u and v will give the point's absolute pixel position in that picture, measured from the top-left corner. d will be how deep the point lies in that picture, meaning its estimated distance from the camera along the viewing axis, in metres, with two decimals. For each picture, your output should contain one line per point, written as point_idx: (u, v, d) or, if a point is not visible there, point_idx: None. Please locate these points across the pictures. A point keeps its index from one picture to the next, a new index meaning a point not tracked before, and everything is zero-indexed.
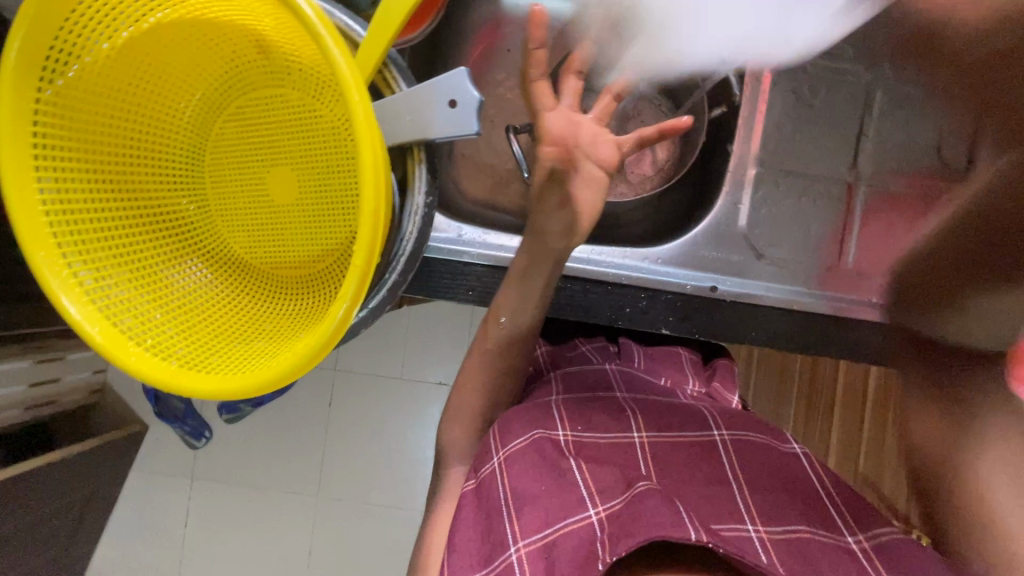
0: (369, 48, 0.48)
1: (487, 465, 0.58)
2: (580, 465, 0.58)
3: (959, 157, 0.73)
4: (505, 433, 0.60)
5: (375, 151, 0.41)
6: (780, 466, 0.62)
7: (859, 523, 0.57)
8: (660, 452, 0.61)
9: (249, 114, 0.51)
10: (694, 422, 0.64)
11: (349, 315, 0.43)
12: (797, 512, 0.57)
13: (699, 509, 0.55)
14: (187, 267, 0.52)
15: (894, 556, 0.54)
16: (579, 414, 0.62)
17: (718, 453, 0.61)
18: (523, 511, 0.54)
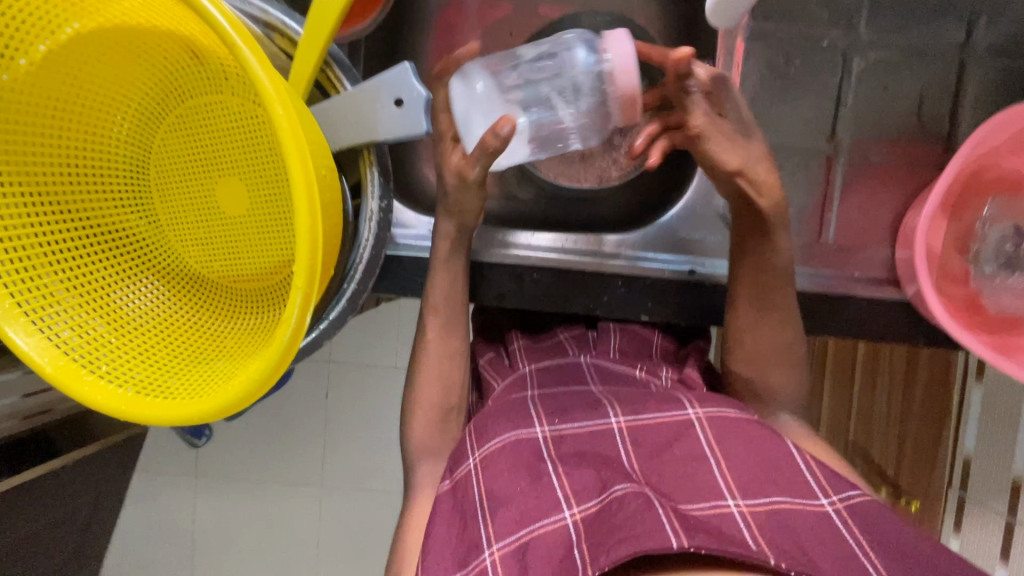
0: (306, 47, 0.44)
1: (463, 466, 0.59)
2: (555, 467, 0.57)
3: (940, 120, 0.71)
4: (481, 431, 0.60)
5: (303, 162, 0.37)
6: (762, 442, 0.57)
7: (832, 485, 0.54)
8: (639, 435, 0.59)
9: (191, 123, 0.49)
10: (667, 402, 0.60)
11: (301, 328, 0.37)
12: (773, 483, 0.54)
13: (674, 493, 0.55)
14: (141, 286, 0.51)
15: (868, 517, 0.52)
16: (555, 408, 0.62)
17: (693, 432, 0.58)
18: (496, 509, 0.54)
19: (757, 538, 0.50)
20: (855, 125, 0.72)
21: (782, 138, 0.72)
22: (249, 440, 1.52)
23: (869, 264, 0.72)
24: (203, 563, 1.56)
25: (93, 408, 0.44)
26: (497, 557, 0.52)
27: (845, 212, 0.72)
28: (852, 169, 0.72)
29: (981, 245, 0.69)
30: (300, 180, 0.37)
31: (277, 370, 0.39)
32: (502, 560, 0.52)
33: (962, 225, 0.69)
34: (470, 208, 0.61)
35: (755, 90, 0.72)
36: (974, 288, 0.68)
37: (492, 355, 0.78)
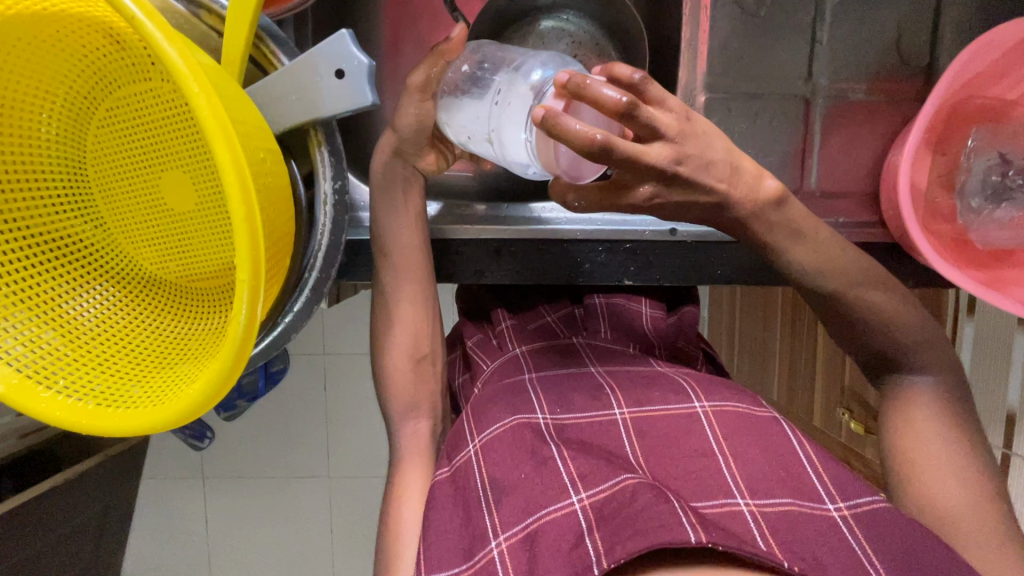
0: (234, 21, 0.41)
1: (462, 453, 0.58)
2: (560, 452, 0.55)
3: (919, 52, 0.68)
4: (480, 417, 0.60)
5: (232, 146, 0.33)
6: (764, 428, 0.56)
7: (841, 491, 0.52)
8: (643, 426, 0.58)
9: (124, 116, 0.46)
10: (673, 394, 0.59)
11: (252, 325, 0.34)
12: (782, 484, 0.52)
13: (683, 491, 0.53)
14: (94, 293, 0.48)
15: (880, 526, 0.50)
16: (557, 397, 0.61)
17: (700, 425, 0.56)
18: (501, 494, 0.53)
19: (768, 538, 0.48)
20: (833, 63, 0.68)
21: (758, 84, 0.69)
22: (252, 440, 1.51)
23: (853, 209, 0.70)
24: (220, 563, 1.57)
25: (54, 425, 0.42)
26: (505, 548, 0.50)
27: (826, 157, 0.70)
28: (832, 111, 0.69)
29: (966, 177, 0.66)
30: (229, 163, 0.32)
31: (235, 368, 0.36)
32: (511, 550, 0.50)
33: (947, 159, 0.67)
34: (408, 127, 0.60)
35: (727, 35, 0.68)
36: (962, 224, 0.66)
37: (481, 338, 0.77)
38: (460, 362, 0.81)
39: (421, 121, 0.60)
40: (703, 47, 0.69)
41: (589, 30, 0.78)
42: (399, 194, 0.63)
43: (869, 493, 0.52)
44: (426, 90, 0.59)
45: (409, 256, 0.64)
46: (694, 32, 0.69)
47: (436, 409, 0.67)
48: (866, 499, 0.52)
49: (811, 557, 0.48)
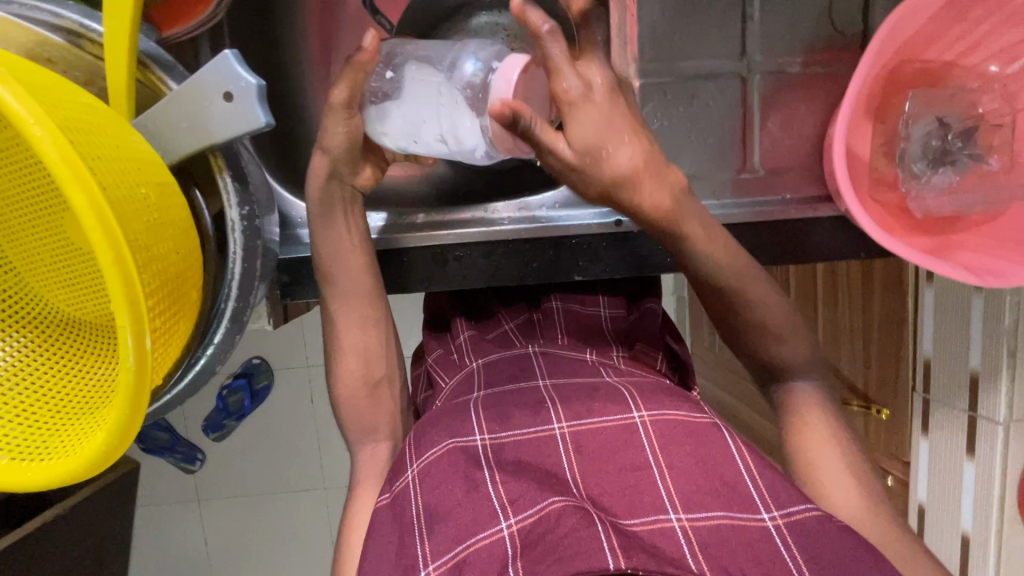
0: (113, 51, 0.39)
1: (401, 479, 0.57)
2: (492, 475, 0.54)
3: (852, 21, 0.67)
4: (420, 440, 0.59)
5: (92, 187, 0.31)
6: (701, 436, 0.56)
7: (775, 498, 0.52)
8: (581, 441, 0.56)
9: (16, 155, 0.44)
10: (613, 403, 0.58)
11: (144, 368, 0.33)
12: (713, 496, 0.52)
13: (615, 508, 0.53)
14: (6, 341, 0.46)
15: (811, 535, 0.50)
16: (496, 414, 0.59)
17: (637, 437, 0.56)
18: (433, 523, 0.52)
19: (696, 555, 0.49)
20: (766, 38, 0.67)
21: (692, 65, 0.67)
22: (237, 461, 1.50)
23: (798, 185, 0.69)
24: None
25: None
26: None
27: (767, 134, 0.69)
28: (769, 88, 0.68)
29: (906, 145, 0.66)
30: (87, 208, 0.30)
31: (136, 414, 0.35)
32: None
33: (886, 129, 0.66)
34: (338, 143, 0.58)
35: (656, 17, 0.67)
36: (904, 191, 0.66)
37: (440, 352, 0.76)
38: (422, 377, 0.80)
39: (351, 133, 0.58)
40: (633, 32, 0.67)
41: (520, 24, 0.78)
42: (339, 215, 0.60)
43: (801, 501, 0.52)
44: (352, 106, 0.57)
45: (352, 278, 0.62)
46: (623, 16, 0.67)
47: (396, 433, 0.65)
48: (799, 506, 0.52)
49: (735, 568, 0.48)
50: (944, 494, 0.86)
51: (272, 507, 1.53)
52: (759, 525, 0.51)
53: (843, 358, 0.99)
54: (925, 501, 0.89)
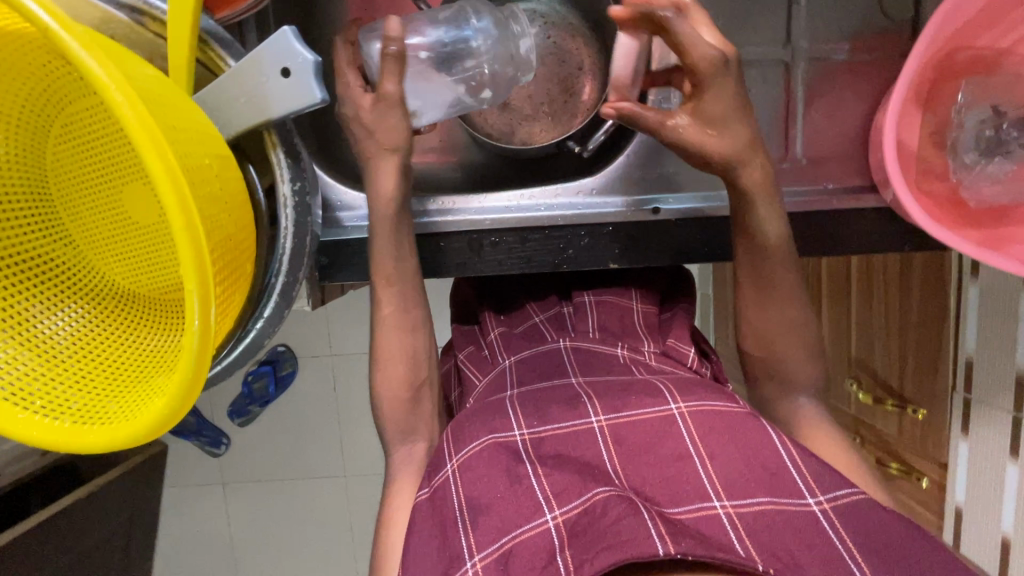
0: (176, 26, 0.40)
1: (441, 473, 0.57)
2: (534, 469, 0.56)
3: (902, 6, 0.65)
4: (458, 436, 0.59)
5: (165, 155, 0.32)
6: (743, 431, 0.56)
7: (820, 485, 0.53)
8: (620, 433, 0.57)
9: (80, 131, 0.46)
10: (649, 396, 0.59)
11: (207, 332, 0.34)
12: (758, 484, 0.53)
13: (659, 497, 0.54)
14: (66, 311, 0.48)
15: (859, 519, 0.51)
16: (534, 409, 0.60)
17: (677, 428, 0.56)
18: (476, 516, 0.53)
19: (744, 540, 0.49)
20: (812, 24, 0.66)
21: (735, 52, 0.66)
22: (263, 446, 1.53)
23: (842, 175, 0.68)
24: (245, 565, 1.60)
25: (33, 445, 0.42)
26: (480, 567, 0.51)
27: (810, 123, 0.68)
28: (814, 75, 0.67)
29: (958, 133, 0.64)
30: (164, 175, 0.32)
31: (196, 380, 0.36)
32: (486, 569, 0.50)
33: (937, 117, 0.65)
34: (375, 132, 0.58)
35: (699, 3, 0.66)
36: (955, 181, 0.64)
37: (472, 349, 0.76)
38: (453, 376, 0.81)
39: (398, 130, 0.58)
40: None
41: (554, 13, 0.79)
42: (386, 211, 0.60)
43: (848, 485, 0.53)
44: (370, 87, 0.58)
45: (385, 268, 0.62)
46: None
47: (433, 433, 0.66)
48: (845, 490, 0.53)
49: (787, 556, 0.49)
50: (985, 498, 0.83)
51: (297, 492, 1.56)
52: (804, 509, 0.51)
53: (876, 355, 0.97)
54: (961, 503, 0.87)
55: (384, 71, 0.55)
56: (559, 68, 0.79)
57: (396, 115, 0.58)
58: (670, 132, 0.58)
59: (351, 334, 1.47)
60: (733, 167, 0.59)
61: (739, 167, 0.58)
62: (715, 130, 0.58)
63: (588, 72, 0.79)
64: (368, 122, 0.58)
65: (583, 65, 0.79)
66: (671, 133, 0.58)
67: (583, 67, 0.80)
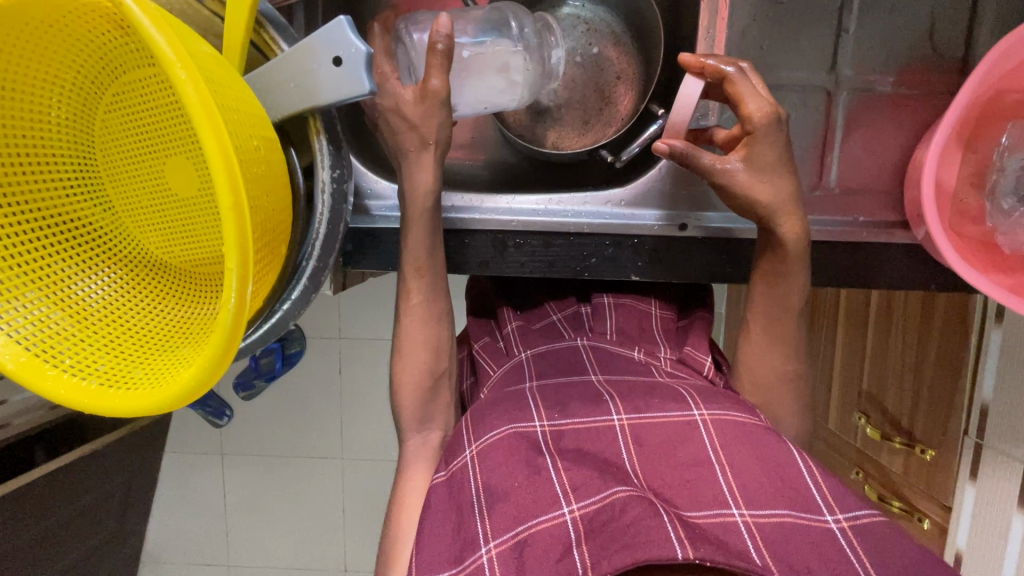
0: (234, 7, 0.41)
1: (459, 458, 0.59)
2: (554, 462, 0.56)
3: (953, 43, 0.65)
4: (479, 423, 0.61)
5: (220, 134, 0.33)
6: (761, 443, 0.56)
7: (839, 503, 0.53)
8: (641, 433, 0.58)
9: (131, 102, 0.47)
10: (671, 401, 0.60)
11: (242, 310, 0.35)
12: (778, 494, 0.53)
13: (677, 499, 0.54)
14: (100, 275, 0.49)
15: (875, 540, 0.51)
16: (555, 402, 0.61)
17: (698, 433, 0.57)
18: (493, 503, 0.54)
19: (762, 550, 0.50)
20: (858, 54, 0.65)
21: (777, 75, 0.66)
22: (268, 421, 1.55)
23: (876, 208, 0.67)
24: (238, 537, 1.62)
25: (58, 402, 0.43)
26: (494, 554, 0.52)
27: (847, 152, 0.67)
28: (856, 105, 0.66)
29: (999, 176, 0.63)
30: (217, 155, 0.33)
31: (225, 355, 0.37)
32: (500, 557, 0.51)
33: (978, 158, 0.64)
34: (406, 126, 0.58)
35: (746, 23, 0.65)
36: (990, 226, 0.63)
37: (488, 340, 0.77)
38: (467, 364, 0.81)
39: (444, 126, 0.58)
40: (721, 35, 0.66)
41: (599, 20, 0.80)
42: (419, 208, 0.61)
43: (865, 507, 0.53)
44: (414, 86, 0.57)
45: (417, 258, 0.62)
46: (711, 18, 0.66)
47: (447, 424, 0.67)
48: (863, 511, 0.53)
49: (802, 567, 0.49)
50: (987, 545, 0.82)
51: (296, 469, 1.57)
52: (822, 526, 0.51)
53: (889, 392, 0.96)
54: (962, 548, 0.87)
55: (432, 67, 0.55)
56: (600, 74, 0.79)
57: (441, 112, 0.57)
58: (720, 173, 0.58)
59: (362, 319, 1.48)
60: (767, 218, 0.59)
61: (769, 218, 0.59)
62: (761, 180, 0.58)
63: (626, 82, 0.79)
64: (411, 116, 0.57)
65: (621, 74, 0.79)
66: (718, 175, 0.58)
67: (621, 75, 0.79)
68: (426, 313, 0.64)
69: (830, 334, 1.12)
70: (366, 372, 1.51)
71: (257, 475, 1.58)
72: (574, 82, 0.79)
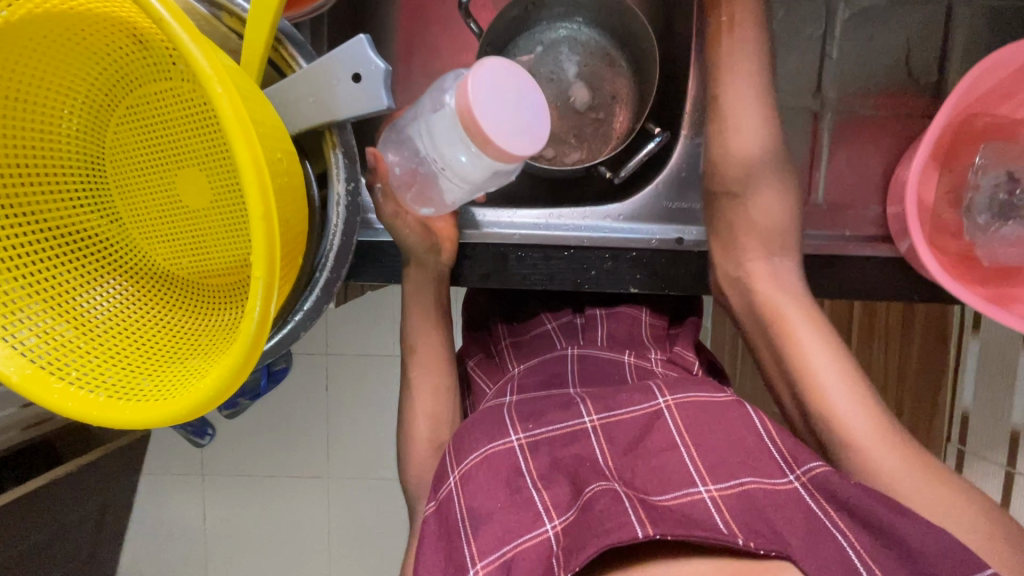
0: (256, 24, 0.42)
1: (445, 486, 0.57)
2: (534, 481, 0.56)
3: (928, 70, 0.69)
4: (460, 447, 0.59)
5: (251, 145, 0.35)
6: (733, 432, 0.57)
7: (797, 459, 0.55)
8: (612, 432, 0.59)
9: (144, 114, 0.47)
10: (638, 393, 0.61)
11: (265, 319, 0.36)
12: (742, 466, 0.55)
13: (645, 485, 0.55)
14: (105, 287, 0.48)
15: (834, 488, 0.52)
16: (531, 414, 0.61)
17: (662, 421, 0.58)
18: (477, 525, 0.53)
19: (728, 521, 0.51)
20: (841, 78, 0.69)
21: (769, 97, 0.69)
22: (251, 439, 1.52)
23: (861, 221, 0.70)
24: (217, 563, 1.57)
25: (65, 415, 0.43)
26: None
27: (834, 169, 0.70)
28: (840, 126, 0.70)
29: (974, 195, 0.67)
30: (249, 165, 0.34)
31: (246, 364, 0.38)
32: None
33: (954, 176, 0.68)
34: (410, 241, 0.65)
35: None
36: (968, 240, 0.67)
37: (482, 357, 0.79)
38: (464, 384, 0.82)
39: (420, 232, 0.64)
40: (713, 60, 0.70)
41: (591, 41, 0.81)
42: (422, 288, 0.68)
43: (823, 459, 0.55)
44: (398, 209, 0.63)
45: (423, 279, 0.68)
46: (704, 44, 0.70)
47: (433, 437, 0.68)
48: (819, 462, 0.54)
49: (768, 530, 0.50)
50: None
51: (280, 489, 1.53)
52: (787, 488, 0.53)
53: None
54: None
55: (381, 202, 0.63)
56: (598, 95, 0.81)
57: (407, 234, 0.64)
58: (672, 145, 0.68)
59: (353, 334, 1.47)
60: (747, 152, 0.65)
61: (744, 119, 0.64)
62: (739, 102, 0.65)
63: (622, 99, 0.81)
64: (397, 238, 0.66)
65: (617, 95, 0.81)
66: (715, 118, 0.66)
67: (616, 97, 0.81)
68: (427, 309, 0.70)
69: None
70: (361, 388, 1.49)
71: (238, 496, 1.54)
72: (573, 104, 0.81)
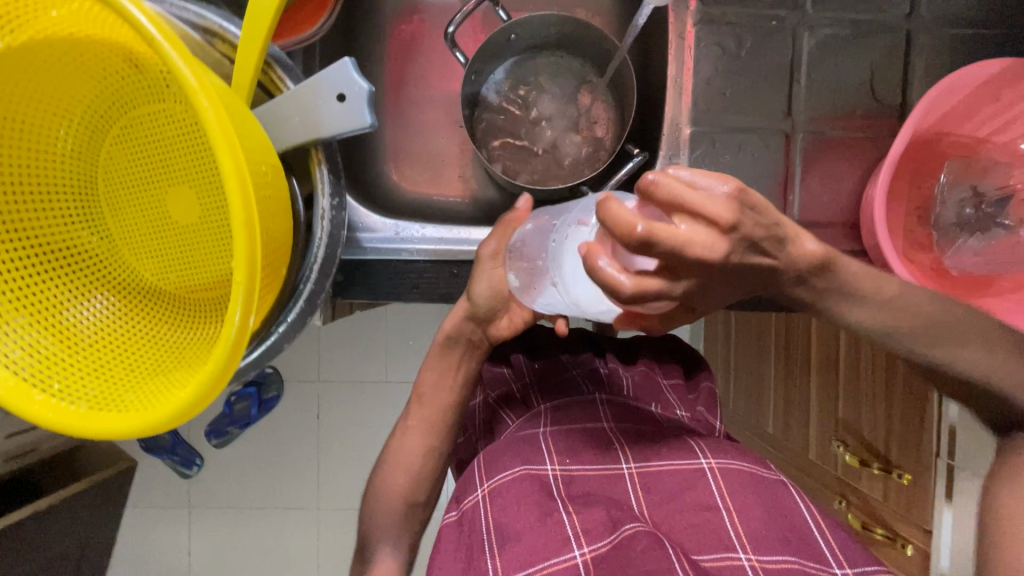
0: (246, 47, 0.44)
1: (470, 497, 0.60)
2: (565, 505, 0.57)
3: (893, 93, 0.73)
4: (492, 464, 0.62)
5: (235, 158, 0.36)
6: (772, 498, 0.58)
7: (848, 558, 0.54)
8: (650, 481, 0.60)
9: (138, 133, 0.49)
10: (680, 450, 0.61)
11: (245, 324, 0.37)
12: (783, 541, 0.55)
13: (686, 542, 0.56)
14: (93, 301, 0.49)
15: None
16: (567, 447, 0.63)
17: (705, 480, 0.59)
18: (504, 542, 0.55)
19: None
20: (810, 100, 0.72)
21: (744, 119, 0.72)
22: (239, 469, 1.49)
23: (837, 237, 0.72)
24: None
25: (45, 427, 0.43)
26: None
27: (808, 187, 0.73)
28: (811, 146, 0.73)
29: (941, 210, 0.70)
30: (233, 176, 0.36)
31: (226, 371, 0.39)
32: None
33: (922, 192, 0.71)
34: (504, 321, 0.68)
35: (710, 74, 0.73)
36: (939, 253, 0.69)
37: (502, 389, 0.76)
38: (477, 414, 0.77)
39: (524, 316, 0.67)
40: (688, 85, 0.73)
41: (570, 67, 0.85)
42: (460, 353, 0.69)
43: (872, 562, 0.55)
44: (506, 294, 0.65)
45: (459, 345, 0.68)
46: (679, 69, 0.73)
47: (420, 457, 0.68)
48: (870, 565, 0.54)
49: None
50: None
51: (268, 521, 1.50)
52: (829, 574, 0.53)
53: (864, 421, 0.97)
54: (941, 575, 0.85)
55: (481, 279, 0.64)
56: (579, 117, 0.84)
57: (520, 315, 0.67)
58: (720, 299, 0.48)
59: (344, 359, 1.47)
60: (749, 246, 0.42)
61: (687, 243, 0.41)
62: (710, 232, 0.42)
63: (602, 121, 0.84)
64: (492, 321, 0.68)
65: (597, 117, 0.84)
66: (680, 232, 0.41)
67: (597, 120, 0.84)
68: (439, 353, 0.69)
69: (804, 381, 1.11)
70: (352, 414, 1.48)
71: (225, 529, 1.50)
72: (555, 126, 0.84)
